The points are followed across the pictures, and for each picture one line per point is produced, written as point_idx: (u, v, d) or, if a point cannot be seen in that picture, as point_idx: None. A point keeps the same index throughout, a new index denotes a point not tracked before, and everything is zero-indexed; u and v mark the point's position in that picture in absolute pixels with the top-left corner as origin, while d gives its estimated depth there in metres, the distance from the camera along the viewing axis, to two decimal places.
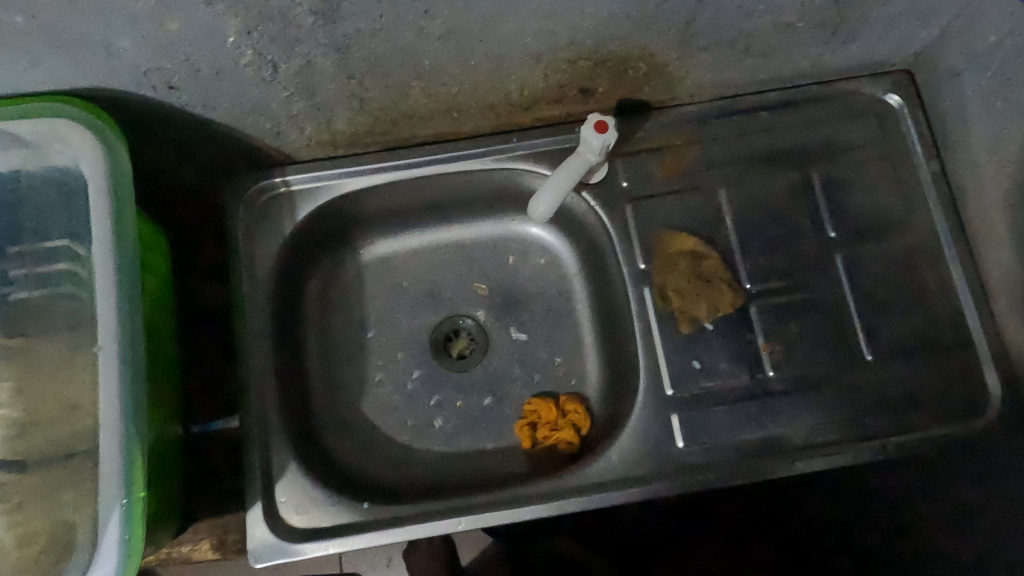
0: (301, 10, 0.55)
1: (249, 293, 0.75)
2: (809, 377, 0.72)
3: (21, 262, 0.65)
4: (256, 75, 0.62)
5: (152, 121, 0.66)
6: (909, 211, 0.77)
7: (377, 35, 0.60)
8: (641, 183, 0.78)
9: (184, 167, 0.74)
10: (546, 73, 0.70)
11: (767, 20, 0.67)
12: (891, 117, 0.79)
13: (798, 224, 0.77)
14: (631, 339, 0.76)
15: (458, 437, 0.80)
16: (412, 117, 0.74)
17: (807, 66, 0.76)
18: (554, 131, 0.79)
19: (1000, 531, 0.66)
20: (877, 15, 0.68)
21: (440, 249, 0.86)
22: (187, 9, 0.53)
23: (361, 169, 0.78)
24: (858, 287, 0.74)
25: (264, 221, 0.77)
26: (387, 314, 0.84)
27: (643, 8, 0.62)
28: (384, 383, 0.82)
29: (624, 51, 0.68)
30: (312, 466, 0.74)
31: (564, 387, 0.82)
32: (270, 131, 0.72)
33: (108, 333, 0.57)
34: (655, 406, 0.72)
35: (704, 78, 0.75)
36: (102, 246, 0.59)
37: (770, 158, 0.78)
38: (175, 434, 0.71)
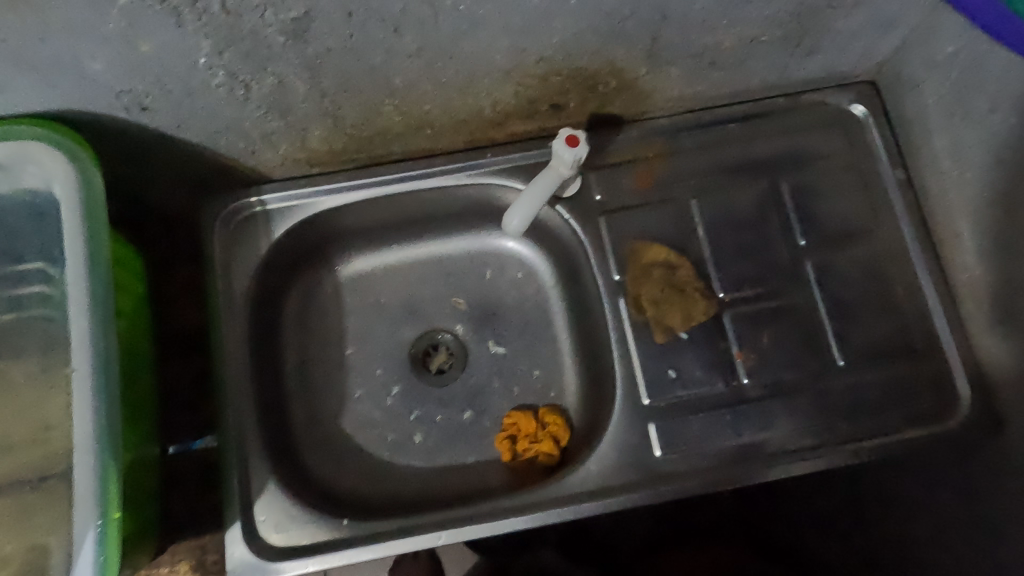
0: (271, 30, 0.56)
1: (225, 313, 0.75)
2: (783, 383, 0.73)
3: None
4: (229, 95, 0.63)
5: (125, 141, 0.66)
6: (876, 218, 0.78)
7: (348, 54, 0.60)
8: (614, 195, 0.79)
9: (158, 187, 0.74)
10: (518, 88, 0.71)
11: (731, 34, 0.68)
12: (856, 126, 0.81)
13: (769, 232, 0.78)
14: (608, 349, 0.76)
15: (438, 452, 0.80)
16: (386, 134, 0.75)
17: (773, 78, 0.78)
18: (528, 146, 0.80)
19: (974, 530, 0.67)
20: (838, 27, 0.70)
21: (417, 265, 0.87)
22: (156, 30, 0.53)
23: (336, 187, 0.78)
24: (829, 294, 0.76)
25: (239, 240, 0.77)
26: (366, 330, 0.84)
27: (610, 24, 0.63)
28: (363, 400, 0.82)
29: (594, 66, 0.70)
30: (291, 483, 0.73)
31: (543, 399, 0.82)
32: (245, 150, 0.72)
33: (80, 355, 0.57)
34: (633, 415, 0.73)
35: (673, 92, 0.77)
36: (75, 268, 0.58)
37: (740, 169, 0.79)
38: (151, 455, 0.70)
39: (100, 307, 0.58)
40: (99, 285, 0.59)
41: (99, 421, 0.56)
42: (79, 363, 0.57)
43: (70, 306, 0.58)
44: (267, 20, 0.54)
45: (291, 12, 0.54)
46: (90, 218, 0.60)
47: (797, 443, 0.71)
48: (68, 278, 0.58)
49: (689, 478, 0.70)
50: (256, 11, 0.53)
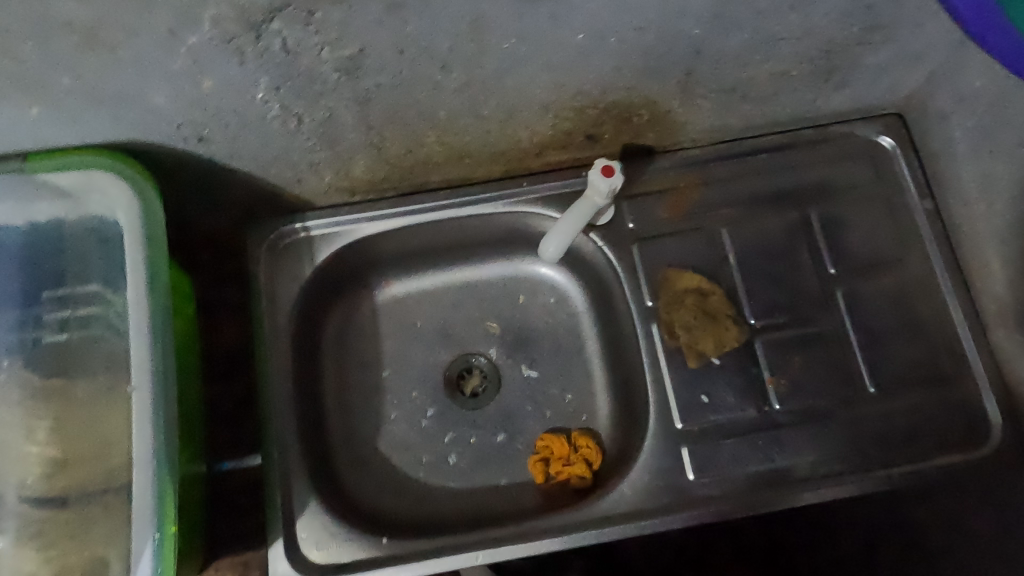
0: (327, 67, 0.59)
1: (269, 334, 0.77)
2: (815, 409, 0.74)
3: (59, 306, 0.67)
4: (282, 127, 0.66)
5: (182, 169, 0.70)
6: (905, 247, 0.79)
7: (397, 89, 0.63)
8: (647, 224, 0.81)
9: (209, 214, 0.77)
10: (555, 121, 0.74)
11: (764, 68, 0.71)
12: (884, 157, 0.82)
13: (799, 261, 0.80)
14: (641, 374, 0.78)
15: (472, 473, 0.82)
16: (427, 163, 0.78)
17: (802, 111, 0.80)
18: (562, 175, 0.82)
19: (1009, 560, 0.68)
20: (866, 62, 0.72)
21: (453, 290, 0.89)
22: (221, 67, 0.57)
23: (378, 214, 0.81)
24: (859, 321, 0.77)
25: (284, 264, 0.80)
26: (402, 352, 0.87)
27: (646, 61, 0.66)
28: (400, 421, 0.84)
29: (629, 100, 0.72)
30: (331, 502, 0.75)
31: (574, 422, 0.84)
32: (293, 178, 0.75)
33: (141, 373, 0.59)
34: (666, 439, 0.74)
35: (705, 124, 0.79)
36: (137, 291, 0.61)
37: (770, 199, 0.81)
38: (199, 472, 0.72)
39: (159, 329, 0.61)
40: (158, 308, 0.62)
41: (158, 438, 0.59)
42: (140, 382, 0.59)
43: (132, 327, 0.60)
44: (323, 57, 0.57)
45: (347, 50, 0.57)
46: (151, 243, 0.63)
47: (829, 470, 0.72)
48: (130, 300, 0.61)
49: (721, 502, 0.71)
50: (315, 49, 0.56)
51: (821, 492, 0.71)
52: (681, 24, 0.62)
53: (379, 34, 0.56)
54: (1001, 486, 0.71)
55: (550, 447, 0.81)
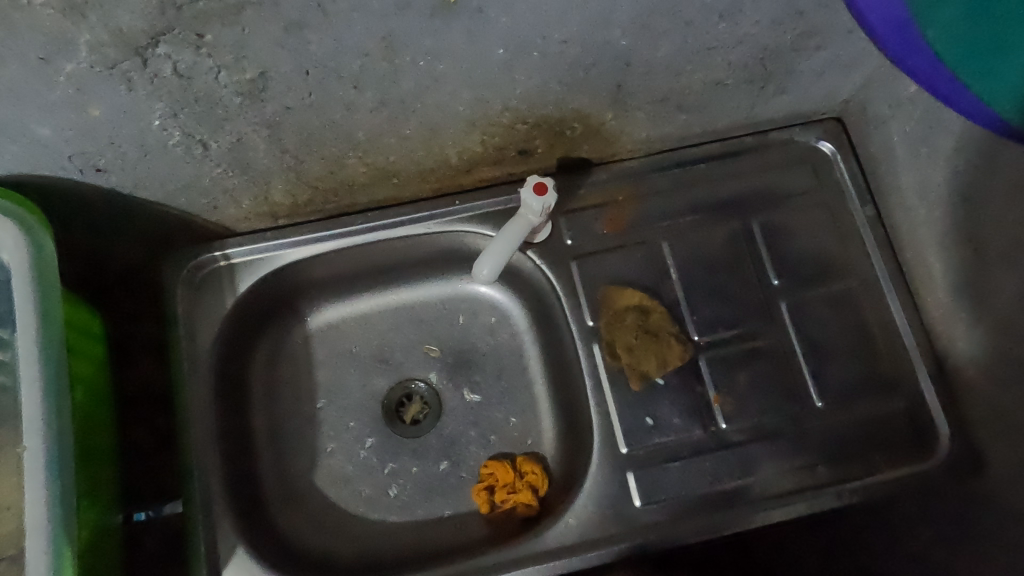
0: (227, 91, 0.54)
1: (188, 369, 0.73)
2: (763, 427, 0.72)
3: None
4: (186, 153, 0.61)
5: (80, 201, 0.65)
6: (849, 255, 0.78)
7: (308, 111, 0.59)
8: (585, 239, 0.78)
9: (118, 248, 0.72)
10: (483, 137, 0.70)
11: (696, 78, 0.68)
12: (824, 162, 0.80)
13: (742, 272, 0.77)
14: (584, 397, 0.75)
15: (414, 506, 0.78)
16: (352, 184, 0.73)
17: (740, 118, 0.78)
18: (497, 192, 0.79)
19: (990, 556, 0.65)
20: (802, 68, 0.70)
21: (388, 313, 0.85)
22: (106, 95, 0.52)
23: (302, 239, 0.77)
24: (804, 334, 0.75)
25: (204, 296, 0.75)
26: (338, 381, 0.82)
27: (573, 73, 0.63)
28: (336, 454, 0.80)
29: (559, 114, 0.69)
30: (261, 548, 0.71)
31: (519, 447, 0.81)
32: (206, 206, 0.71)
33: (32, 431, 0.54)
34: (612, 465, 0.72)
35: (642, 135, 0.77)
36: (27, 344, 0.56)
37: (710, 209, 0.79)
38: (112, 525, 0.67)
39: (54, 386, 0.56)
40: (52, 363, 0.56)
41: (52, 501, 0.54)
42: (32, 443, 0.54)
43: (23, 385, 0.55)
44: (221, 81, 0.53)
45: (246, 73, 0.53)
46: (42, 285, 0.58)
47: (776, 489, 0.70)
48: (20, 355, 0.56)
49: (670, 527, 0.69)
50: (210, 73, 0.52)
51: (772, 513, 0.69)
52: (606, 36, 0.59)
53: (280, 55, 0.52)
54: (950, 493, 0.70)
55: (495, 472, 0.77)
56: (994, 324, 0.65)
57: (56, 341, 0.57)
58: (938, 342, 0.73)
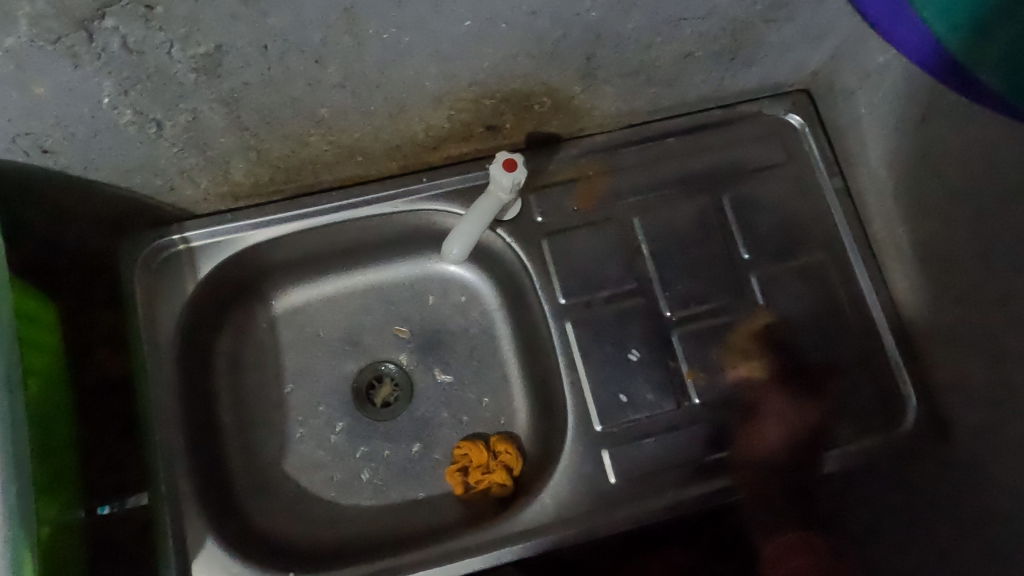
0: (181, 67, 0.52)
1: (149, 358, 0.70)
2: (735, 402, 0.73)
3: None
4: (140, 133, 0.59)
5: (28, 185, 0.62)
6: (817, 227, 0.78)
7: (268, 87, 0.57)
8: (556, 216, 0.77)
9: (72, 231, 0.69)
10: (450, 113, 0.68)
11: (667, 50, 0.67)
12: (793, 135, 0.80)
13: (712, 246, 0.77)
14: (557, 375, 0.75)
15: (387, 489, 0.77)
16: (315, 163, 0.71)
17: (710, 90, 0.77)
18: (465, 168, 0.77)
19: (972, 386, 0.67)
20: (771, 39, 0.70)
21: (356, 294, 0.83)
22: (51, 72, 0.49)
23: (265, 221, 0.75)
24: (775, 308, 0.75)
25: (163, 280, 0.72)
26: (306, 366, 0.80)
27: (542, 47, 0.61)
28: (306, 439, 0.78)
29: (528, 88, 0.67)
30: (232, 538, 0.69)
31: (492, 427, 0.80)
32: (163, 187, 0.68)
33: None
34: (586, 443, 0.72)
35: (611, 109, 0.75)
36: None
37: (681, 183, 0.78)
38: (75, 519, 0.65)
39: (6, 384, 0.53)
40: (2, 361, 0.53)
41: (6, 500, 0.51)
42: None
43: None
44: (175, 56, 0.50)
45: (201, 48, 0.50)
46: None
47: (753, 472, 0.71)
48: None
49: (644, 503, 0.69)
50: (163, 48, 0.49)
51: (745, 486, 0.70)
52: (576, 8, 0.57)
53: (236, 29, 0.49)
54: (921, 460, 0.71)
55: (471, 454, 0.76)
56: (961, 294, 0.66)
57: (6, 338, 0.54)
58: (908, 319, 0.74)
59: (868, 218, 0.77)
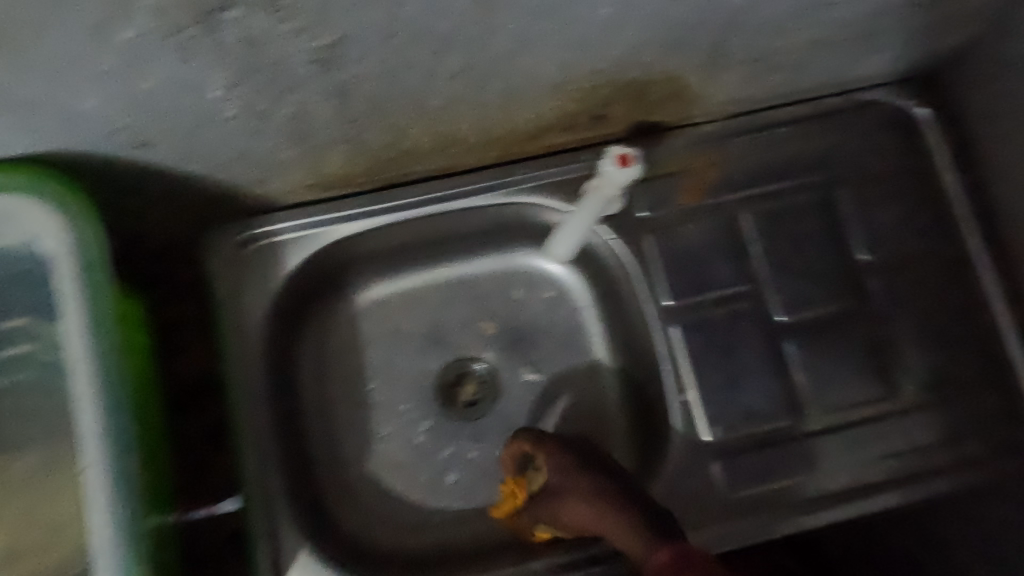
0: (298, 60, 0.47)
1: (239, 360, 0.67)
2: (850, 415, 0.69)
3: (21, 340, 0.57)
4: (243, 126, 0.55)
5: (120, 179, 0.58)
6: (941, 227, 0.73)
7: (382, 79, 0.52)
8: (659, 211, 0.72)
9: (157, 223, 0.66)
10: (559, 103, 0.63)
11: (799, 37, 0.61)
12: (915, 127, 0.74)
13: (827, 246, 0.72)
14: (660, 381, 0.71)
15: (475, 492, 0.74)
16: (409, 154, 0.66)
17: (832, 77, 0.71)
18: (563, 160, 0.73)
19: None
20: (911, 23, 0.64)
21: (441, 287, 0.79)
22: (163, 66, 0.45)
23: (354, 213, 0.71)
24: (894, 314, 0.71)
25: (251, 276, 0.69)
26: (390, 362, 0.77)
27: (674, 35, 0.56)
28: (392, 439, 0.75)
29: (646, 76, 0.62)
30: (324, 544, 0.67)
31: (584, 432, 0.76)
32: (254, 179, 0.64)
33: (93, 447, 0.49)
34: (692, 453, 0.68)
35: (725, 97, 0.70)
36: (77, 349, 0.50)
37: (794, 178, 0.73)
38: (171, 524, 0.63)
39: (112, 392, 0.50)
40: (106, 369, 0.51)
41: (119, 523, 0.49)
42: (93, 458, 0.49)
43: (76, 396, 0.50)
44: (295, 48, 0.46)
45: (323, 40, 0.46)
46: (92, 282, 0.52)
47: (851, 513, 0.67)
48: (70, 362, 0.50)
49: (756, 520, 0.66)
50: (285, 38, 0.45)
51: (862, 504, 0.66)
52: None
53: (364, 18, 0.45)
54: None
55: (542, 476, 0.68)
56: None
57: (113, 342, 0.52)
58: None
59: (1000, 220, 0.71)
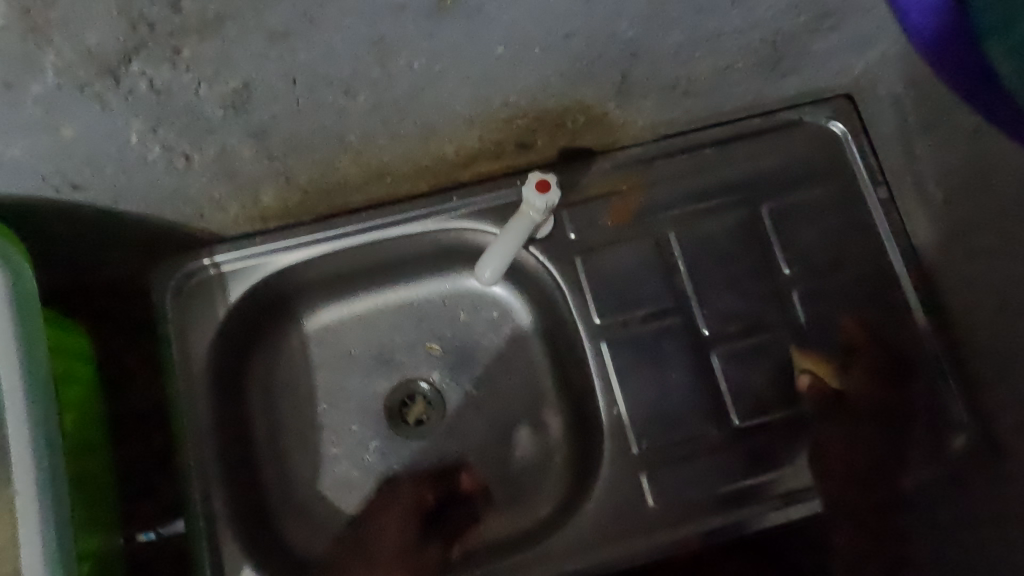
0: (209, 104, 0.50)
1: (184, 385, 0.70)
2: (780, 425, 0.71)
3: None
4: (170, 166, 0.58)
5: (59, 217, 0.61)
6: (862, 240, 0.75)
7: (298, 118, 0.55)
8: (589, 232, 0.75)
9: (103, 258, 0.69)
10: (481, 133, 0.66)
11: (705, 64, 0.64)
12: (835, 144, 0.77)
13: (752, 261, 0.75)
14: (593, 396, 0.73)
15: (421, 509, 0.76)
16: (343, 186, 0.70)
17: (750, 99, 0.74)
18: (496, 186, 0.76)
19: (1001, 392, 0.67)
20: (815, 47, 0.67)
21: (387, 311, 0.82)
22: (80, 115, 0.48)
23: (294, 242, 0.73)
24: (819, 325, 0.73)
25: (195, 306, 0.71)
26: (338, 384, 0.79)
27: (577, 67, 0.59)
28: (341, 459, 0.77)
29: (561, 106, 0.65)
30: (270, 562, 0.69)
31: (527, 446, 0.78)
32: (193, 214, 0.67)
33: (24, 474, 0.52)
34: (623, 464, 0.70)
35: (646, 121, 0.73)
36: (14, 418, 0.52)
37: (719, 197, 0.76)
38: (114, 546, 0.66)
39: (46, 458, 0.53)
40: (42, 436, 0.53)
41: (48, 544, 0.52)
42: (25, 515, 0.52)
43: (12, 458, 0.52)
44: (201, 94, 0.49)
45: (228, 86, 0.49)
46: (23, 316, 0.54)
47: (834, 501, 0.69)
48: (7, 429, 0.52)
49: (686, 529, 0.68)
50: (192, 86, 0.48)
51: (790, 510, 0.68)
52: (612, 27, 0.54)
53: (262, 64, 0.48)
54: (956, 490, 0.69)
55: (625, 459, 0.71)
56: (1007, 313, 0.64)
57: (47, 410, 0.54)
58: (970, 358, 0.71)
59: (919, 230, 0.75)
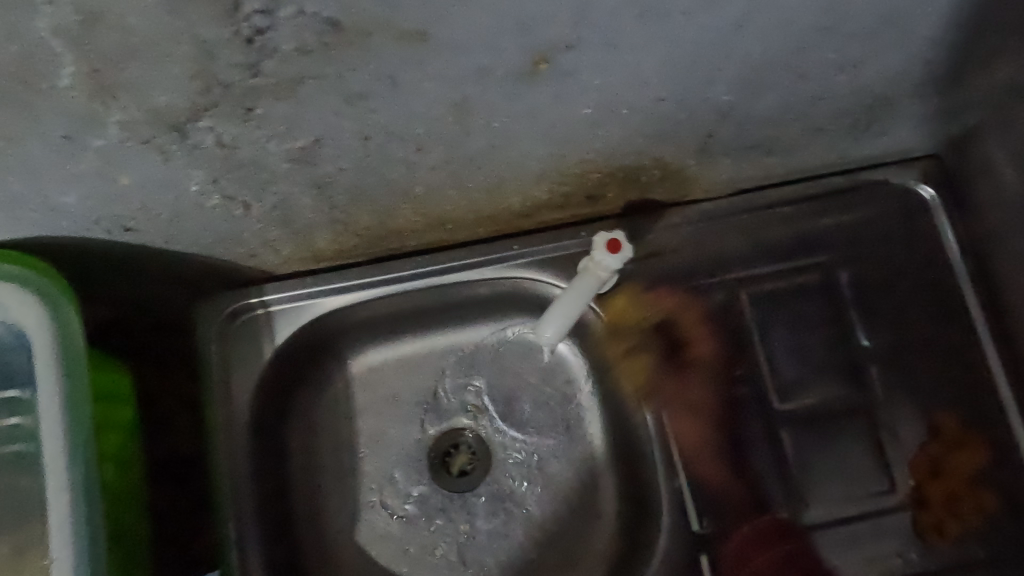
0: (276, 158, 0.47)
1: (224, 428, 0.66)
2: (858, 509, 0.67)
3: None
4: (226, 214, 0.55)
5: (107, 254, 0.59)
6: (945, 310, 0.70)
7: (363, 171, 0.52)
8: (653, 291, 0.71)
9: (152, 295, 0.67)
10: (550, 186, 0.63)
11: (795, 125, 0.60)
12: (923, 210, 0.71)
13: (825, 329, 0.71)
14: (649, 462, 0.69)
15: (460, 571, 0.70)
16: (400, 232, 0.66)
17: (834, 159, 0.69)
18: (559, 236, 0.71)
19: None
20: (908, 111, 0.63)
21: (436, 357, 0.75)
22: (138, 166, 0.45)
23: (343, 286, 0.70)
24: (894, 397, 0.69)
25: (239, 347, 0.67)
26: (379, 432, 0.73)
27: (661, 128, 0.55)
28: (379, 507, 0.71)
29: (637, 163, 0.61)
30: None
31: (576, 508, 0.72)
32: (244, 255, 0.64)
33: (61, 540, 0.49)
34: (681, 540, 0.66)
35: (721, 178, 0.69)
36: (52, 445, 0.50)
37: (793, 260, 0.72)
38: None
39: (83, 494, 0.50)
40: (80, 465, 0.50)
41: None
42: None
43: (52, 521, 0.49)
44: (269, 149, 0.46)
45: (298, 141, 0.46)
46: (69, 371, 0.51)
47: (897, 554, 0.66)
48: (46, 455, 0.50)
49: None
50: (259, 142, 0.45)
51: None
52: (705, 93, 0.51)
53: (336, 123, 0.45)
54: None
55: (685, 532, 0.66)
56: None
57: (86, 442, 0.51)
58: None
59: (1005, 282, 0.68)
